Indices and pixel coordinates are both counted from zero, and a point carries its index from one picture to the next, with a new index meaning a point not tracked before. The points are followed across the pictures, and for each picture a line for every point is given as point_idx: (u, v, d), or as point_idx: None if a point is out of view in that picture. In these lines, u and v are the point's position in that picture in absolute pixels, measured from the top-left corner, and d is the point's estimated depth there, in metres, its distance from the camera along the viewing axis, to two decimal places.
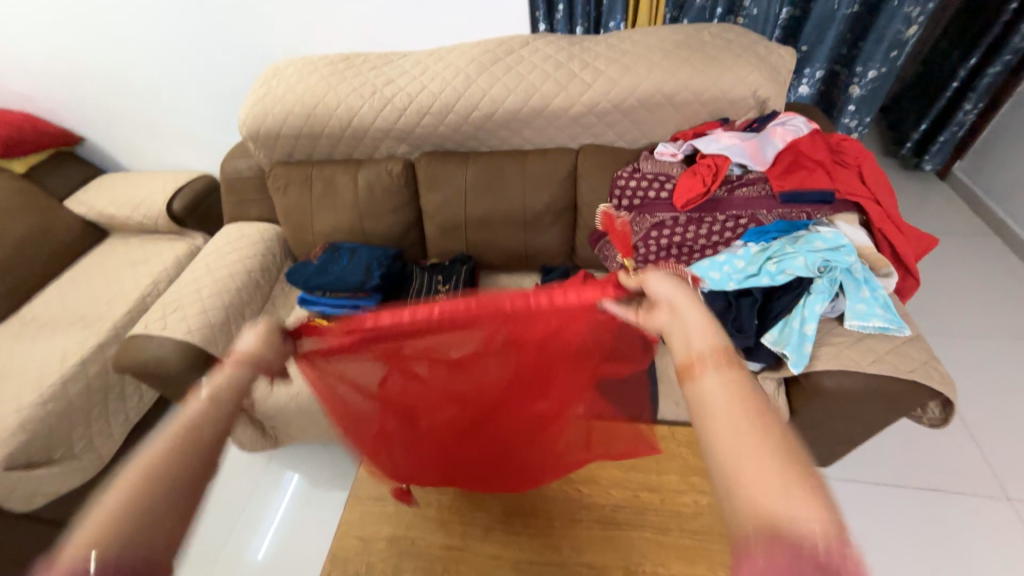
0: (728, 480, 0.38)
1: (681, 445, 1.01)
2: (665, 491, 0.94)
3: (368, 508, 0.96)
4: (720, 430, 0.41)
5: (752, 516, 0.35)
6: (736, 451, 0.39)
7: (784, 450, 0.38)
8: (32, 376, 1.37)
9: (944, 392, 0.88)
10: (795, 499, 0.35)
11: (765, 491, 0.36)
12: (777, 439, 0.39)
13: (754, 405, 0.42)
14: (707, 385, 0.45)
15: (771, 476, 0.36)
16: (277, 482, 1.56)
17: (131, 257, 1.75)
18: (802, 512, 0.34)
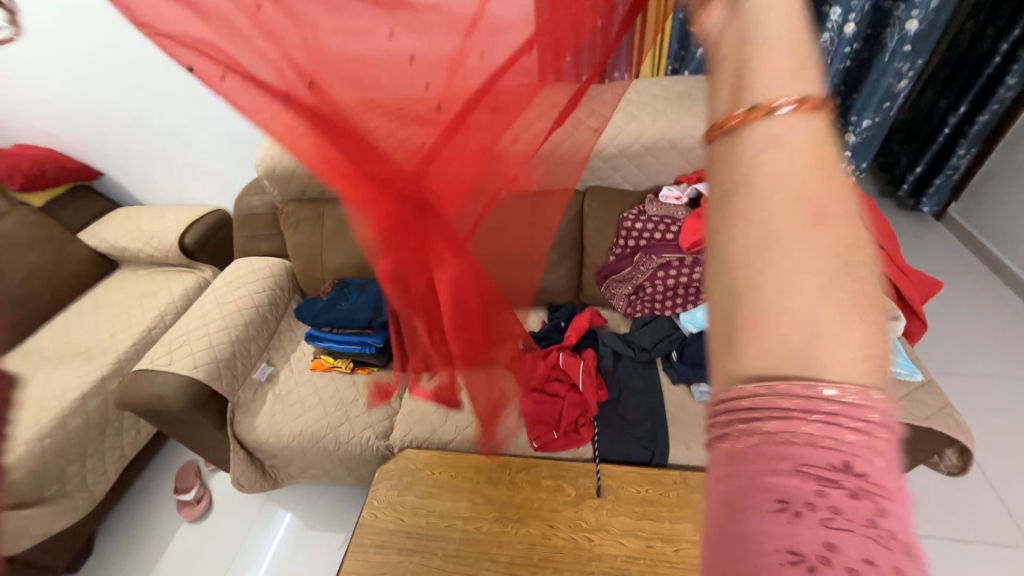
0: (770, 288, 0.26)
1: (695, 492, 0.97)
2: (678, 541, 0.91)
3: (371, 556, 0.94)
4: (780, 247, 0.27)
5: (772, 358, 0.26)
6: (788, 281, 0.26)
7: (850, 252, 0.27)
8: (32, 411, 1.35)
9: (960, 439, 0.87)
10: (841, 344, 0.25)
11: (824, 309, 0.25)
12: (847, 266, 0.26)
13: (837, 180, 0.28)
14: (777, 171, 0.28)
15: (822, 310, 0.25)
16: (268, 524, 1.50)
17: (139, 289, 1.77)
18: (848, 362, 0.25)
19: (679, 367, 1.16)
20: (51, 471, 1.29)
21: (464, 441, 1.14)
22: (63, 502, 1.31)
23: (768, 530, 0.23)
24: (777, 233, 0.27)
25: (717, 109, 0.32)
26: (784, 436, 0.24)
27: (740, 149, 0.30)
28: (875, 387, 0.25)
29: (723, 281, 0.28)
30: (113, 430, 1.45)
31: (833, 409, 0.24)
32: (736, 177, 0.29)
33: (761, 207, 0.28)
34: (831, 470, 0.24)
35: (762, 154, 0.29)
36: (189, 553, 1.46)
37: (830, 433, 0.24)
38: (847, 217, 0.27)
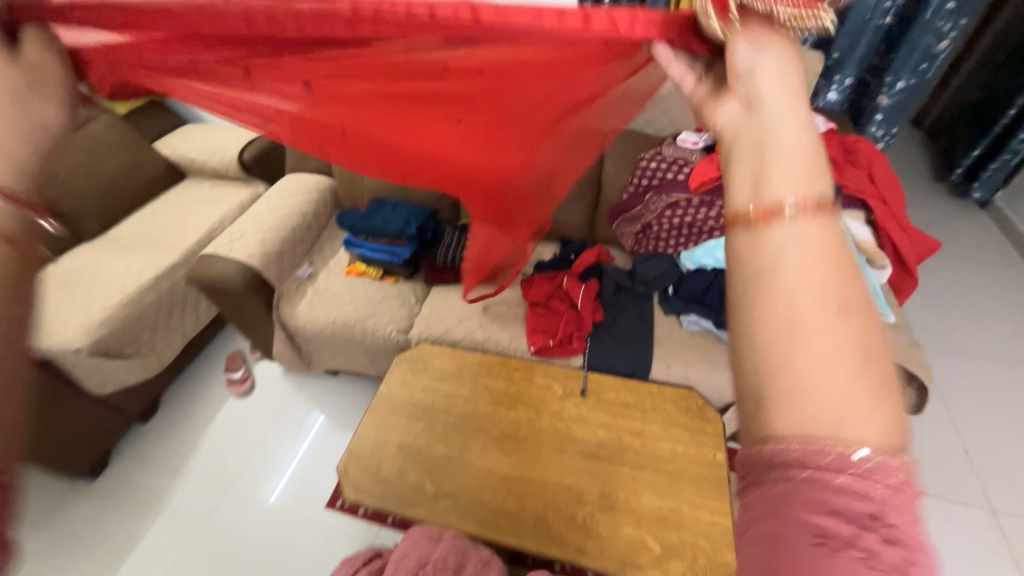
0: (794, 377, 0.32)
1: (668, 402, 1.09)
2: (645, 436, 1.04)
3: (385, 417, 1.12)
4: (801, 345, 0.32)
5: (803, 426, 0.31)
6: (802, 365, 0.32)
7: (866, 348, 0.33)
8: (117, 283, 1.61)
9: (919, 376, 0.97)
10: (858, 417, 0.31)
11: (841, 397, 0.31)
12: (862, 361, 0.32)
13: (849, 278, 0.34)
14: (798, 272, 0.34)
15: (841, 394, 0.31)
16: (300, 425, 1.70)
17: (203, 196, 2.00)
18: (869, 429, 0.31)
19: (673, 301, 1.25)
20: (130, 333, 1.54)
21: (471, 342, 1.29)
22: (140, 360, 1.57)
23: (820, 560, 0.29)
24: (806, 325, 0.33)
25: (735, 206, 0.38)
26: (818, 481, 0.30)
27: (757, 246, 0.35)
28: (892, 451, 0.30)
29: (758, 374, 0.33)
30: (179, 310, 1.70)
31: (864, 472, 0.30)
32: (762, 265, 0.35)
33: (787, 298, 0.33)
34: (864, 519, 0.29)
35: (776, 255, 0.35)
36: (236, 420, 1.72)
37: (860, 493, 0.30)
38: (857, 314, 0.33)
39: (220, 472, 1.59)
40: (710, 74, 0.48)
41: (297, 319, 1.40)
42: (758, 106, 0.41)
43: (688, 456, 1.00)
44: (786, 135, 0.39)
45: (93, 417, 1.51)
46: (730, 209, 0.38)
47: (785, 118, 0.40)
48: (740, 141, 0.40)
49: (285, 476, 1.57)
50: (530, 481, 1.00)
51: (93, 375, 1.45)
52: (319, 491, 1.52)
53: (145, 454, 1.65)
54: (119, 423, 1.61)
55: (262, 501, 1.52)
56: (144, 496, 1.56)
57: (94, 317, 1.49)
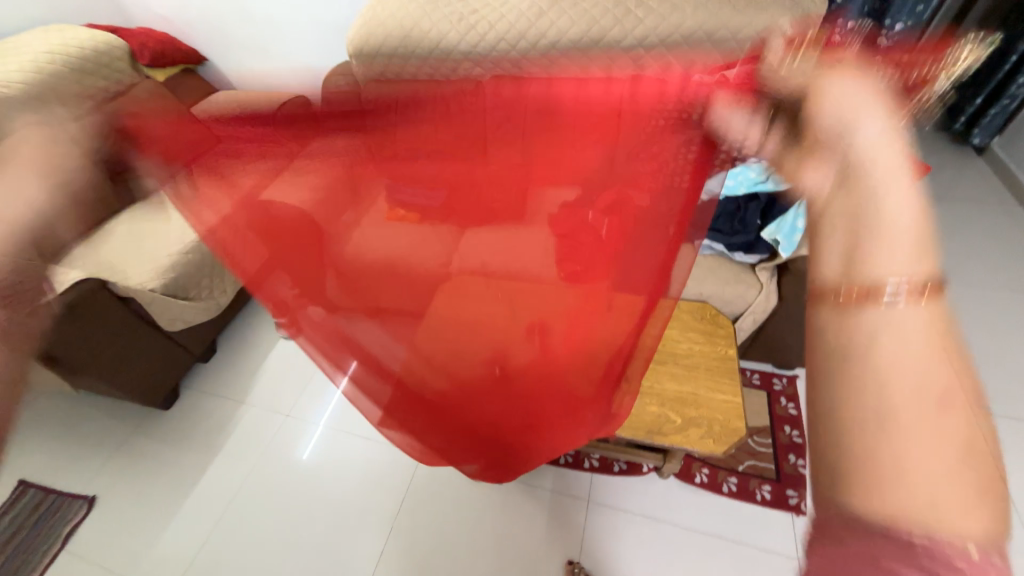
0: (891, 423, 0.43)
1: (685, 311, 1.26)
2: (666, 338, 1.21)
3: None
4: (906, 427, 0.43)
5: (904, 496, 0.41)
6: (908, 462, 0.42)
7: (964, 426, 0.43)
8: (176, 234, 1.75)
9: None
10: (958, 503, 0.40)
11: (928, 447, 0.42)
12: (944, 422, 0.42)
13: (961, 370, 0.45)
14: (891, 358, 0.45)
15: (935, 478, 0.41)
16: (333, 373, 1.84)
17: None
18: (958, 507, 0.40)
19: None
20: (192, 277, 1.69)
21: None
22: (202, 303, 1.72)
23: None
24: (910, 409, 0.43)
25: (833, 277, 0.52)
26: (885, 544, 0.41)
27: (857, 330, 0.48)
28: (978, 548, 0.39)
29: (849, 448, 0.45)
30: None
31: (925, 565, 0.40)
32: (883, 372, 0.45)
33: (884, 388, 0.44)
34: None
35: (883, 338, 0.46)
36: (286, 360, 1.90)
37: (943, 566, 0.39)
38: (961, 414, 0.43)
39: (269, 408, 1.76)
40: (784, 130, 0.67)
41: None
42: (861, 174, 0.54)
43: (703, 351, 1.17)
44: (895, 213, 0.51)
45: (162, 351, 1.69)
46: (828, 279, 0.52)
47: (897, 186, 0.51)
48: (838, 212, 0.55)
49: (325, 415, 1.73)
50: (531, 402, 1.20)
51: (165, 312, 1.61)
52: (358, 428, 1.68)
53: (209, 389, 1.84)
54: (184, 360, 1.79)
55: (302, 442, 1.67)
56: (212, 422, 1.75)
57: (159, 262, 1.64)
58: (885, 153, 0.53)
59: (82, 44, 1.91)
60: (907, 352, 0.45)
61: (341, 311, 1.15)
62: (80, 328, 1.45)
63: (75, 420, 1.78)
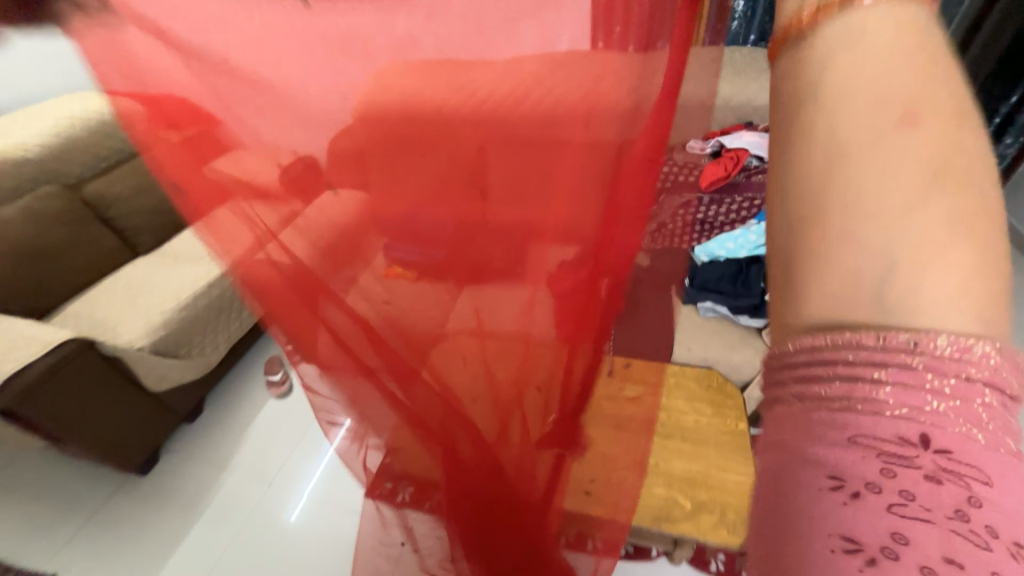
0: (837, 159, 0.48)
1: (691, 380, 1.21)
2: (671, 411, 1.14)
3: None
4: (860, 175, 0.47)
5: (862, 267, 0.47)
6: (863, 242, 0.47)
7: (922, 143, 0.46)
8: (173, 291, 1.74)
9: None
10: (927, 245, 0.45)
11: (877, 178, 0.46)
12: (923, 183, 0.45)
13: (915, 84, 0.47)
14: (842, 92, 0.48)
15: (902, 229, 0.45)
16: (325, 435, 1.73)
17: None
18: (933, 271, 0.45)
19: (691, 291, 1.32)
20: (183, 335, 1.67)
21: None
22: (192, 360, 1.68)
23: (830, 500, 0.45)
24: (866, 179, 0.47)
25: (783, 28, 0.52)
26: (858, 403, 0.45)
27: (813, 63, 0.50)
28: (955, 329, 0.43)
29: (814, 207, 0.49)
30: (228, 312, 1.79)
31: (918, 369, 0.43)
32: (841, 149, 0.48)
33: (837, 169, 0.48)
34: (893, 443, 0.43)
35: (820, 78, 0.49)
36: (277, 420, 1.83)
37: (913, 382, 0.43)
38: (920, 129, 0.46)
39: (253, 475, 1.68)
40: None
41: None
42: None
43: (712, 425, 1.11)
44: None
45: (148, 413, 1.64)
46: (780, 31, 0.53)
47: None
48: None
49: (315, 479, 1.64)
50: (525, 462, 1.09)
51: (149, 373, 1.58)
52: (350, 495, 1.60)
53: (192, 453, 1.77)
54: (173, 423, 1.74)
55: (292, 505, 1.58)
56: (196, 490, 1.67)
57: (152, 320, 1.63)
58: None
59: None
60: (870, 118, 0.47)
61: (331, 379, 1.07)
62: (68, 392, 1.41)
63: (48, 487, 1.67)
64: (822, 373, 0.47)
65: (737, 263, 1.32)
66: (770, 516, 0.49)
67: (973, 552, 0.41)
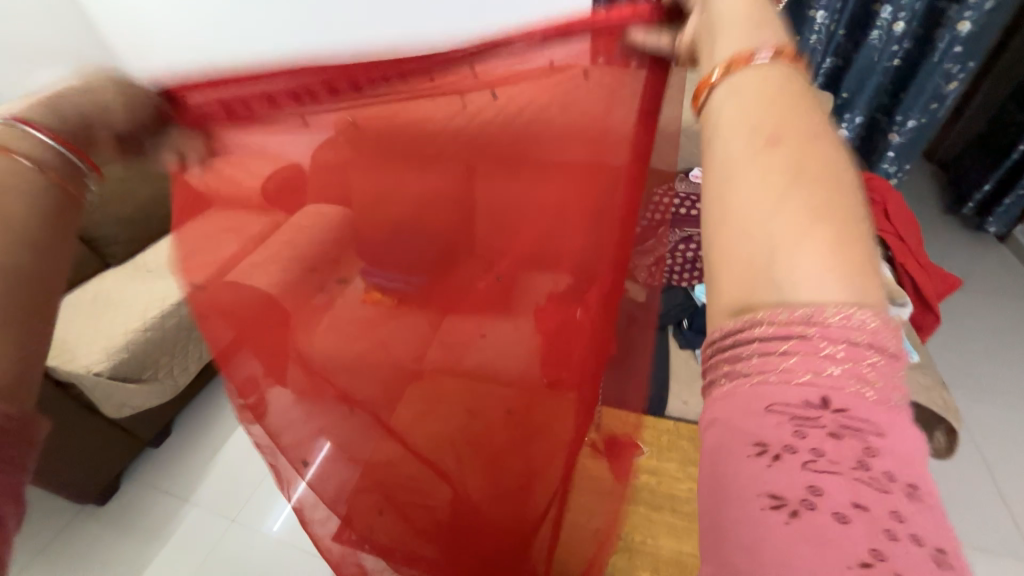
0: (722, 169, 0.43)
1: (684, 439, 1.09)
2: (661, 475, 1.04)
3: None
4: (743, 172, 0.41)
5: (747, 264, 0.39)
6: (751, 219, 0.40)
7: (803, 151, 0.41)
8: (138, 309, 1.63)
9: (948, 418, 0.95)
10: (812, 244, 0.37)
11: (757, 174, 0.41)
12: (802, 179, 0.40)
13: (800, 108, 0.43)
14: (729, 113, 0.45)
15: (777, 218, 0.39)
16: None
17: None
18: (815, 261, 0.37)
19: (687, 333, 1.25)
20: (148, 357, 1.57)
21: None
22: (155, 384, 1.59)
23: (751, 468, 0.34)
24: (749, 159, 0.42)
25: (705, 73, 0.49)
26: (756, 381, 0.36)
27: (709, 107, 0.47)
28: (847, 303, 0.35)
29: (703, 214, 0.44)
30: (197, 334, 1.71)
31: (798, 346, 0.35)
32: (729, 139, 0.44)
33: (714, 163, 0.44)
34: (801, 408, 0.34)
35: (715, 110, 0.46)
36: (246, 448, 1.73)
37: (801, 346, 0.35)
38: (800, 141, 0.41)
39: (220, 506, 1.59)
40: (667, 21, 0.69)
41: None
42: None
43: None
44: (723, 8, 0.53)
45: (108, 439, 1.56)
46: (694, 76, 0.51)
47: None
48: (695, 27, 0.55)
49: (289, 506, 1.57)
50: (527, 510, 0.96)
51: (110, 399, 1.49)
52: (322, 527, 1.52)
53: (153, 480, 1.66)
54: (136, 448, 1.66)
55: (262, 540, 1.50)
56: (154, 521, 1.57)
57: (114, 341, 1.52)
58: None
59: None
60: (754, 119, 0.43)
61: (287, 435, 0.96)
62: None
63: None
64: (731, 357, 0.37)
65: None
66: (700, 498, 0.37)
67: (877, 498, 0.31)
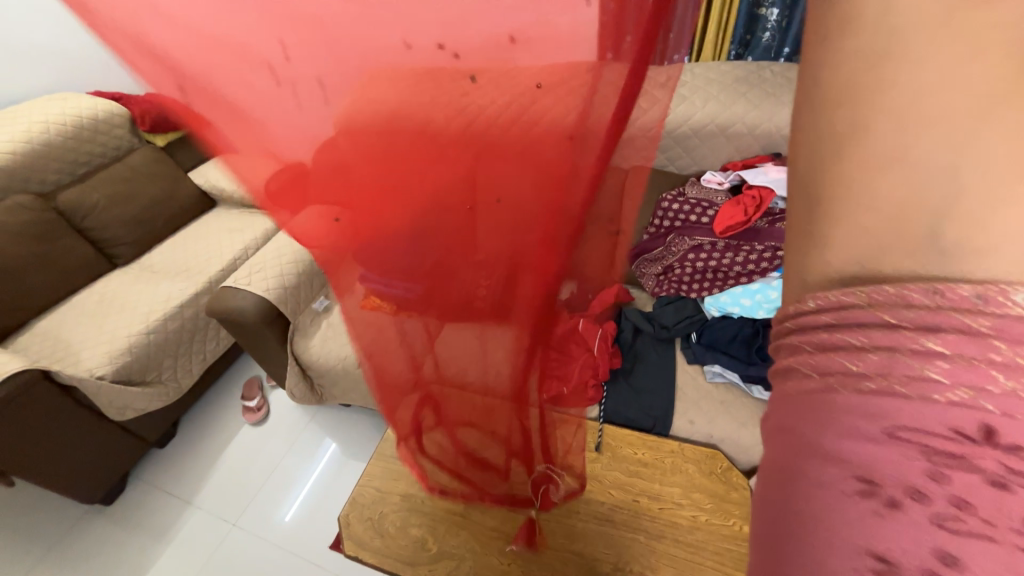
0: (866, 105, 0.32)
1: (689, 462, 1.02)
2: (664, 500, 0.97)
3: (390, 464, 1.07)
4: (895, 115, 0.31)
5: (891, 233, 0.33)
6: (907, 180, 0.32)
7: (999, 64, 0.29)
8: (141, 313, 1.64)
9: None
10: (996, 206, 0.29)
11: (923, 114, 0.31)
12: (991, 112, 0.29)
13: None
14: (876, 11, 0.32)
15: (948, 176, 0.30)
16: (313, 453, 1.71)
17: (228, 224, 2.02)
18: (997, 228, 0.29)
19: (696, 348, 1.17)
20: (151, 360, 1.58)
21: None
22: (159, 387, 1.60)
23: (851, 514, 0.31)
24: (913, 81, 0.31)
25: None
26: (873, 394, 0.31)
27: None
28: None
29: (828, 168, 0.35)
30: (200, 336, 1.72)
31: (954, 354, 0.29)
32: (877, 41, 0.31)
33: (843, 78, 0.33)
34: (941, 440, 0.29)
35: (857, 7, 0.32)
36: (248, 452, 1.73)
37: (958, 350, 0.29)
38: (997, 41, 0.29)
39: (225, 503, 1.61)
40: None
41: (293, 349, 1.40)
42: None
43: (711, 526, 0.93)
44: None
45: (114, 443, 1.56)
46: None
47: None
48: None
49: (296, 504, 1.59)
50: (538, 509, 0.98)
51: (114, 404, 1.48)
52: (325, 527, 1.52)
53: (156, 482, 1.67)
54: (142, 449, 1.67)
55: (268, 538, 1.52)
56: (160, 523, 1.58)
57: (116, 344, 1.54)
58: None
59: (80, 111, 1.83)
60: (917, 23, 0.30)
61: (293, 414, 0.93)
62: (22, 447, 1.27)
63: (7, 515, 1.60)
64: (831, 345, 0.34)
65: (753, 323, 1.12)
66: (767, 516, 0.36)
67: None
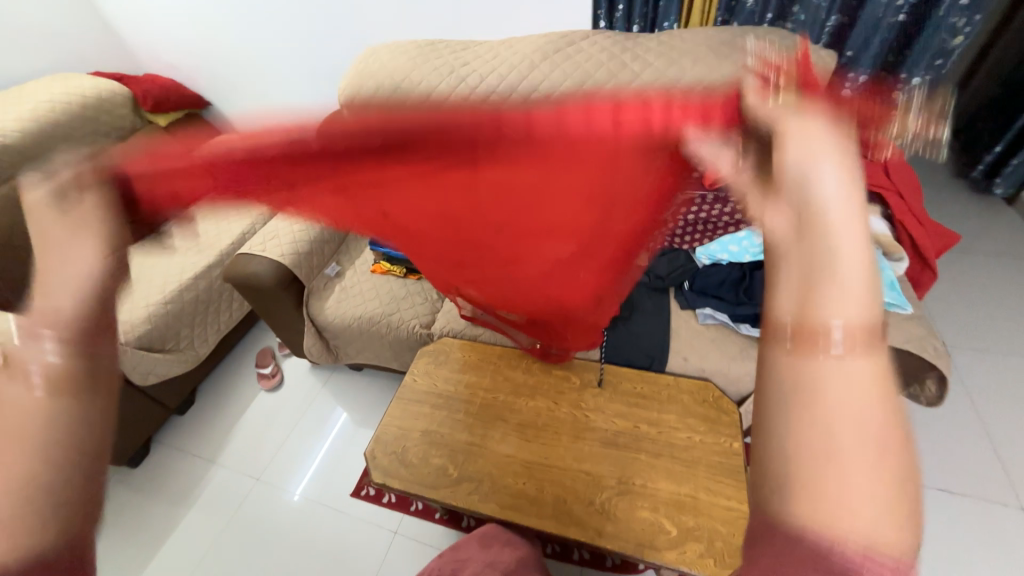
0: (810, 439, 0.33)
1: (683, 392, 1.12)
2: (661, 426, 1.07)
3: (410, 406, 1.17)
4: (841, 457, 0.32)
5: (829, 527, 0.31)
6: (840, 508, 0.31)
7: (888, 448, 0.33)
8: (158, 283, 1.70)
9: (939, 366, 0.96)
10: (886, 553, 0.31)
11: (853, 469, 0.32)
12: (890, 479, 0.32)
13: (885, 384, 0.35)
14: (838, 382, 0.34)
15: (871, 519, 0.31)
16: (327, 416, 1.80)
17: (235, 201, 2.09)
18: (888, 543, 0.31)
19: (688, 294, 1.27)
20: (169, 329, 1.65)
21: (491, 336, 1.33)
22: (178, 353, 1.67)
23: None
24: (839, 429, 0.33)
25: (785, 305, 0.38)
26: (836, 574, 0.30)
27: (807, 358, 0.35)
28: (903, 565, 0.31)
29: (776, 461, 0.34)
30: (214, 307, 1.79)
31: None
32: (806, 385, 0.35)
33: (804, 386, 0.35)
34: None
35: (811, 358, 0.35)
36: (268, 414, 1.81)
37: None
38: (894, 440, 0.33)
39: (245, 463, 1.69)
40: (746, 145, 0.55)
41: (312, 309, 1.50)
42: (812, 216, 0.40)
43: (704, 445, 1.03)
44: (825, 195, 0.41)
45: (138, 408, 1.63)
46: (777, 302, 0.39)
47: (846, 191, 0.41)
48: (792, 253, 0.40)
49: (314, 463, 1.67)
50: (546, 441, 1.08)
51: (137, 368, 1.55)
52: (346, 478, 1.62)
53: (179, 445, 1.76)
54: (163, 416, 1.74)
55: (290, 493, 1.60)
56: (185, 482, 1.66)
57: (136, 314, 1.60)
58: (843, 199, 0.41)
59: (85, 92, 1.93)
60: (850, 394, 0.34)
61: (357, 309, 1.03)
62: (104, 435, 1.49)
63: None
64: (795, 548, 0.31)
65: (740, 268, 1.20)
66: None
67: None
